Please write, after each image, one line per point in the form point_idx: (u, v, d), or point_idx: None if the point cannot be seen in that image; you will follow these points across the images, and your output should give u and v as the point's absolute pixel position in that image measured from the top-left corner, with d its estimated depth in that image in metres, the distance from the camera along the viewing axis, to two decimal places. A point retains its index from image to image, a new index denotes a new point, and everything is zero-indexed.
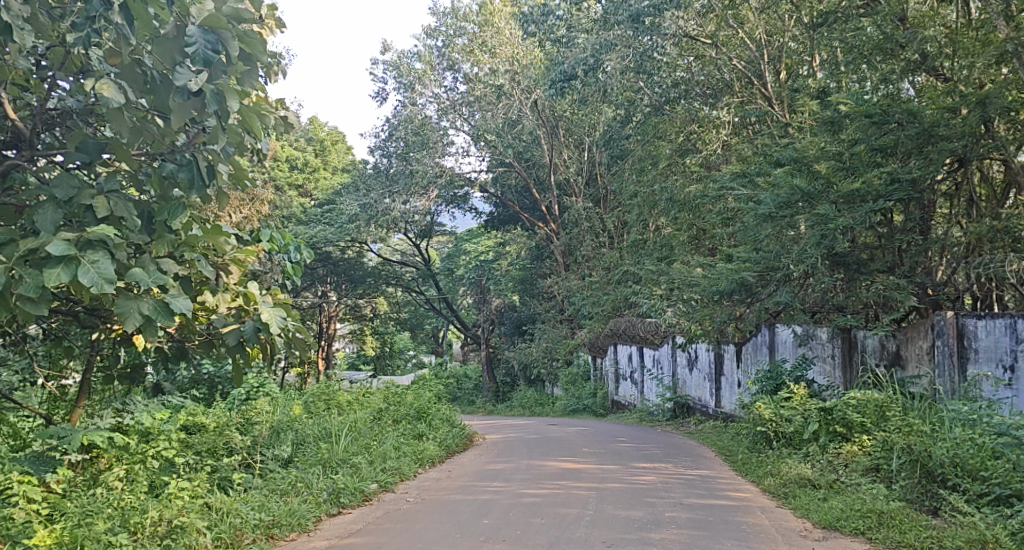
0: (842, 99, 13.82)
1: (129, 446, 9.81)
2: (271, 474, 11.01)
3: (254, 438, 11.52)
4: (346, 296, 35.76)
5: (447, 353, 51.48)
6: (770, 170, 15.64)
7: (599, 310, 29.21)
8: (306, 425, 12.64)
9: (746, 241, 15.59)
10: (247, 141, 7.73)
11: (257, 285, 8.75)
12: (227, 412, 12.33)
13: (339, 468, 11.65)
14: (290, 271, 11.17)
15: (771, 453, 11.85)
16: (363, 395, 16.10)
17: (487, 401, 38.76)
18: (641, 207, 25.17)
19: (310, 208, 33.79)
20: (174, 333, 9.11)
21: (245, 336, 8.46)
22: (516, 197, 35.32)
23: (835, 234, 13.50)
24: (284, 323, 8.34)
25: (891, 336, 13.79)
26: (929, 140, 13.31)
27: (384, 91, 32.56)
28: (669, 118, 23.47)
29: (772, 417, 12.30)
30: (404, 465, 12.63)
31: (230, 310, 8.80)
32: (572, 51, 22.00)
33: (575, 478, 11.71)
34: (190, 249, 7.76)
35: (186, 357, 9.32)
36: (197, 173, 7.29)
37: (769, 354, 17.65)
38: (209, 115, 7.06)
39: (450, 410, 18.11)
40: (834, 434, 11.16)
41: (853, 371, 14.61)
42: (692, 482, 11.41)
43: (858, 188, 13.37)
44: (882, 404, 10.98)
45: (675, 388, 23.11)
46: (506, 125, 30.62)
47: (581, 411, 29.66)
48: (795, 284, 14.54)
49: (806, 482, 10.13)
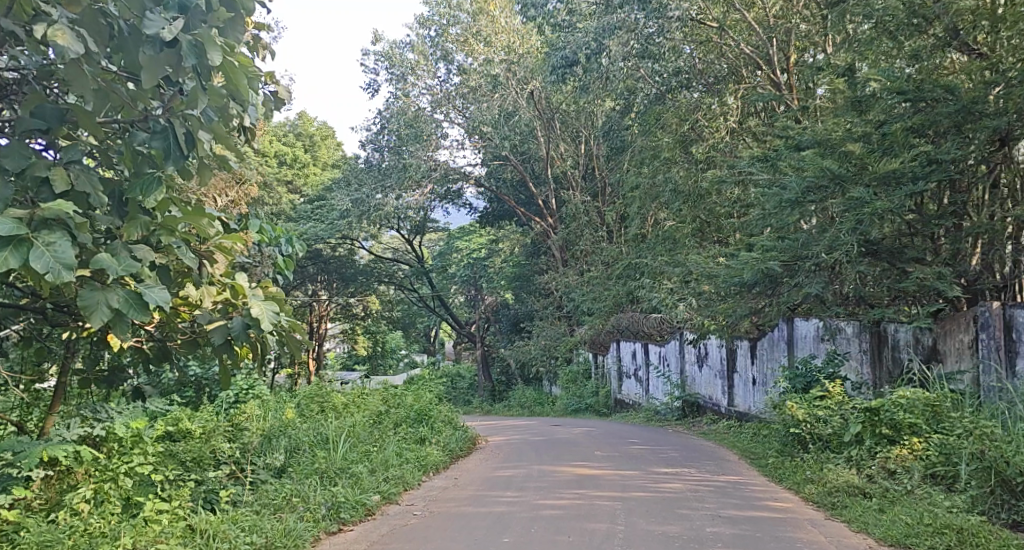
0: (873, 75, 13.01)
1: (99, 462, 8.78)
2: (263, 489, 10.05)
3: (245, 445, 10.58)
4: (338, 295, 34.79)
5: (439, 352, 50.40)
6: (792, 153, 14.77)
7: (600, 307, 28.26)
8: (300, 430, 11.64)
9: (769, 228, 14.69)
10: (232, 110, 6.81)
11: (246, 277, 7.81)
12: (214, 416, 11.35)
13: (338, 478, 10.68)
14: (281, 263, 10.23)
15: (808, 457, 10.99)
16: (360, 396, 15.13)
17: (483, 401, 37.76)
18: (642, 200, 23.98)
19: (299, 205, 32.52)
20: (156, 330, 8.20)
21: (233, 334, 7.54)
22: (511, 191, 34.25)
23: (871, 219, 12.66)
24: (277, 321, 7.44)
25: (927, 329, 12.92)
26: (968, 118, 12.41)
27: (375, 83, 31.63)
28: (671, 106, 22.07)
29: (806, 418, 11.48)
30: (408, 473, 11.65)
31: (216, 306, 7.86)
32: (574, 35, 21.00)
33: (597, 485, 10.80)
34: (168, 232, 6.69)
35: (169, 359, 8.29)
36: (173, 140, 6.33)
37: (787, 350, 16.74)
38: (186, 72, 6.21)
39: (451, 411, 17.11)
40: (879, 437, 10.24)
41: (882, 367, 13.72)
42: (724, 489, 10.45)
43: (894, 169, 12.65)
44: (935, 404, 10.11)
45: (684, 386, 22.19)
46: (502, 116, 29.37)
47: (583, 411, 28.64)
48: (825, 273, 13.65)
49: (857, 491, 9.24)
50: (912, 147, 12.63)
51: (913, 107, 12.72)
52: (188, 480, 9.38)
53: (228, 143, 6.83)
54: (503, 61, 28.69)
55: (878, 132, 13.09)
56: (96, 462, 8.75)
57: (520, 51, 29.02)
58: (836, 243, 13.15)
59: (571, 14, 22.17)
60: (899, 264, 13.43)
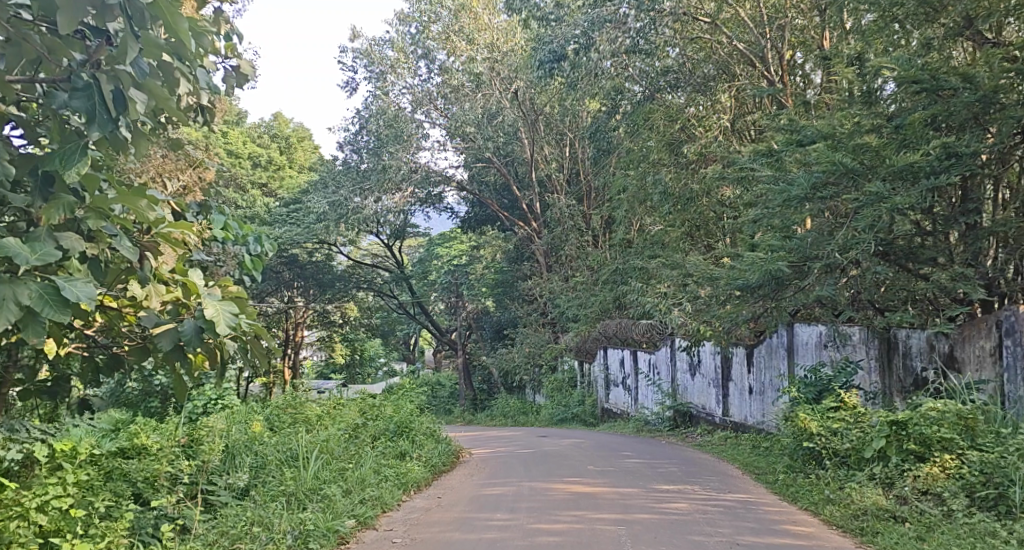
0: (885, 64, 12.13)
1: (10, 493, 7.63)
2: (220, 516, 9.07)
3: (203, 464, 9.60)
4: (315, 302, 33.78)
5: (420, 361, 49.32)
6: (794, 147, 13.80)
7: (585, 313, 27.27)
8: (267, 446, 10.67)
9: (772, 227, 13.71)
10: (178, 74, 6.13)
11: (200, 274, 6.84)
12: (170, 429, 10.36)
13: (308, 502, 9.69)
14: (247, 263, 9.41)
15: (826, 474, 10.11)
16: (334, 409, 14.03)
17: (465, 410, 36.52)
18: (628, 203, 22.96)
19: (275, 208, 31.41)
20: (98, 334, 7.26)
21: (184, 339, 6.52)
22: (494, 195, 33.11)
23: (889, 215, 11.60)
24: (236, 323, 6.46)
25: (943, 335, 12.00)
26: (988, 109, 11.64)
27: (354, 82, 30.55)
28: (660, 106, 20.99)
29: (821, 431, 10.68)
30: (386, 493, 10.62)
31: (166, 307, 6.84)
32: (561, 28, 19.67)
33: (595, 506, 9.83)
34: (99, 215, 6.00)
35: (121, 368, 7.34)
36: (98, 100, 5.67)
37: (786, 358, 15.78)
38: (113, 15, 5.55)
39: (432, 422, 16.07)
40: (907, 453, 9.36)
41: (893, 376, 12.80)
42: (735, 511, 9.53)
43: (912, 163, 11.59)
44: (968, 416, 9.27)
45: (675, 395, 21.27)
46: (485, 116, 28.58)
47: (569, 421, 27.66)
48: (836, 274, 12.64)
49: (887, 515, 8.48)
50: (929, 139, 11.82)
51: (928, 98, 11.88)
52: (128, 507, 8.37)
53: (170, 108, 6.01)
54: (485, 60, 27.76)
55: (891, 123, 12.24)
56: (5, 492, 7.62)
57: (504, 48, 27.98)
58: (850, 243, 12.09)
59: (559, 7, 20.79)
60: (914, 265, 12.51)
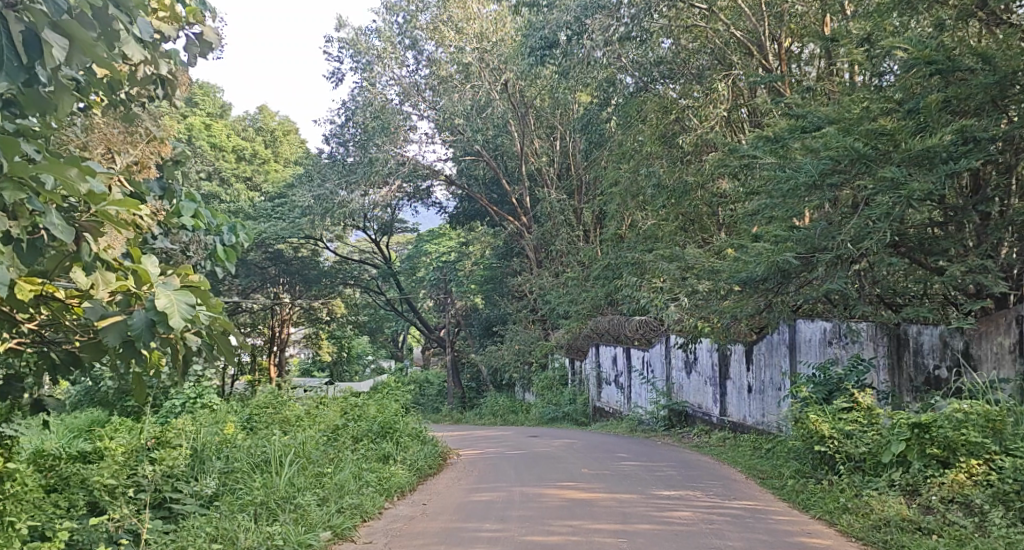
0: (897, 45, 11.44)
1: None
2: (181, 528, 8.35)
3: (169, 469, 8.88)
4: (301, 297, 33.11)
5: (408, 359, 48.41)
6: (800, 133, 13.08)
7: (576, 310, 26.54)
8: (238, 450, 9.93)
9: (776, 218, 12.99)
10: (109, 20, 5.65)
11: (153, 261, 6.11)
12: (131, 432, 9.60)
13: (280, 513, 8.96)
14: (220, 254, 8.76)
15: (840, 481, 9.49)
16: (314, 409, 13.29)
17: (453, 409, 35.73)
18: (621, 199, 22.09)
19: (259, 202, 30.52)
20: (43, 328, 6.58)
21: (133, 333, 5.84)
22: (484, 190, 32.14)
23: (905, 204, 10.91)
24: (192, 317, 5.77)
25: (957, 332, 11.28)
26: (1007, 90, 10.91)
27: (340, 71, 29.75)
28: (654, 96, 20.28)
29: (832, 433, 10.01)
30: (366, 500, 9.87)
31: (114, 298, 6.16)
32: (553, 14, 18.97)
33: (593, 515, 9.13)
34: (19, 184, 5.41)
35: (81, 364, 6.73)
36: (8, 42, 5.17)
37: (789, 355, 15.06)
38: None
39: (419, 422, 15.31)
40: (929, 458, 8.79)
41: (902, 374, 12.03)
42: (745, 520, 8.87)
43: (927, 148, 10.88)
44: (996, 418, 8.71)
45: (670, 393, 20.57)
46: (473, 107, 27.75)
47: (560, 420, 26.90)
48: (846, 266, 11.89)
49: (913, 528, 8.03)
50: (945, 123, 11.05)
51: (943, 80, 11.22)
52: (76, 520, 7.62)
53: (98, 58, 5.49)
54: (475, 50, 27.06)
55: (905, 107, 11.56)
56: None
57: (493, 38, 27.28)
58: (863, 232, 11.35)
59: None
60: (929, 257, 11.80)
